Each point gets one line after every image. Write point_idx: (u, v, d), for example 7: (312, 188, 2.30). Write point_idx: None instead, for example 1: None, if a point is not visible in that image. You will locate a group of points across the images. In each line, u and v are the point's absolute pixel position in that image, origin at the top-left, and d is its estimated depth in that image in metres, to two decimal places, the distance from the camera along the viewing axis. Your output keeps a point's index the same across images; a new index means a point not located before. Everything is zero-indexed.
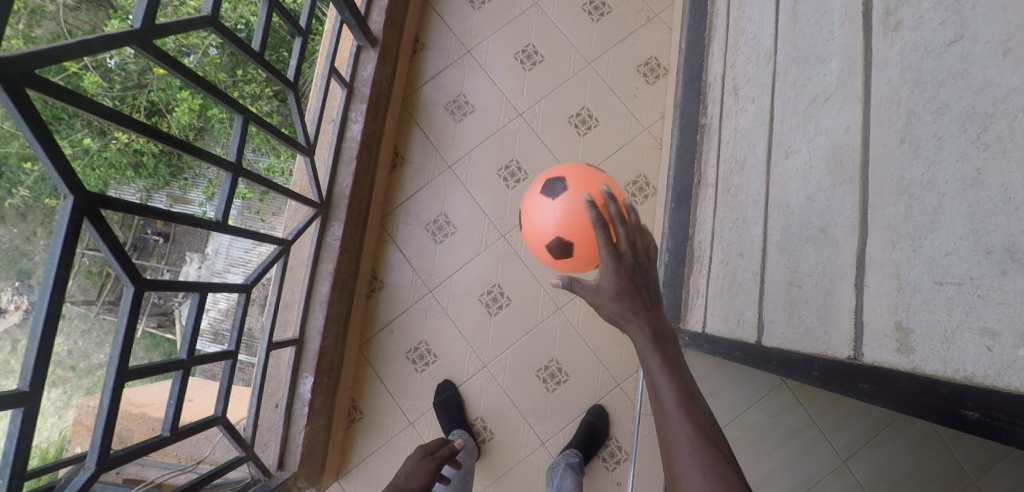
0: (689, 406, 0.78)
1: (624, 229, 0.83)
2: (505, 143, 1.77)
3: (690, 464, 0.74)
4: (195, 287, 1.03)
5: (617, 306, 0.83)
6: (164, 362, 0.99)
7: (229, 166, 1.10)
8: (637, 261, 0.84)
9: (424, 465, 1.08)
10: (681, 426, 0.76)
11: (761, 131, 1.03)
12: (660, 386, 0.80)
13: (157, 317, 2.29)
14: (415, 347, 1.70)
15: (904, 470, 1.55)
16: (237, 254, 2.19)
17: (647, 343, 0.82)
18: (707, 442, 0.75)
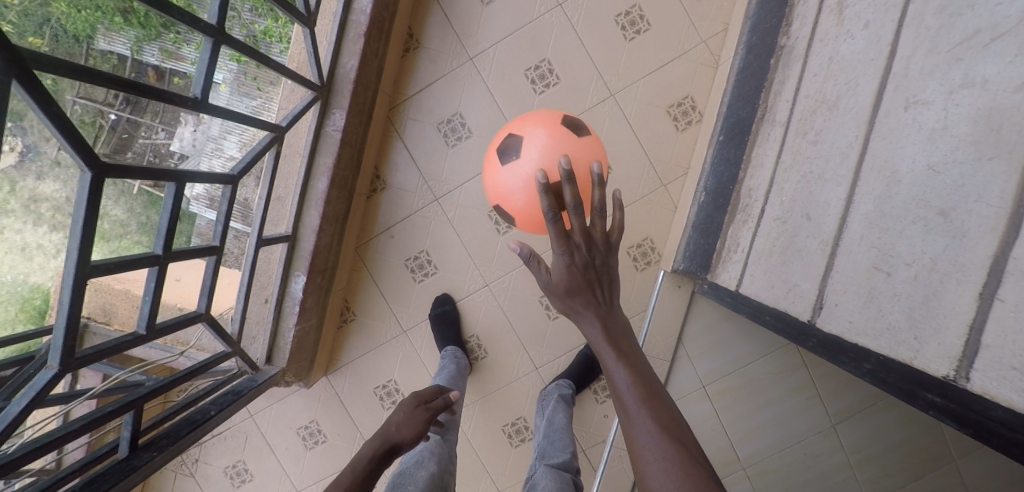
0: (652, 404, 0.75)
1: (580, 220, 0.71)
2: (540, 37, 1.50)
3: (655, 465, 0.71)
4: (171, 175, 0.84)
5: (569, 301, 0.79)
6: (139, 256, 0.80)
7: (208, 30, 0.89)
8: (597, 252, 0.76)
9: (420, 414, 1.05)
10: (644, 424, 0.73)
11: (870, 68, 0.82)
12: (620, 384, 0.77)
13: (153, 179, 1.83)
14: (415, 256, 1.58)
15: (890, 440, 1.50)
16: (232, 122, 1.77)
17: (599, 338, 0.79)
18: (670, 436, 0.72)
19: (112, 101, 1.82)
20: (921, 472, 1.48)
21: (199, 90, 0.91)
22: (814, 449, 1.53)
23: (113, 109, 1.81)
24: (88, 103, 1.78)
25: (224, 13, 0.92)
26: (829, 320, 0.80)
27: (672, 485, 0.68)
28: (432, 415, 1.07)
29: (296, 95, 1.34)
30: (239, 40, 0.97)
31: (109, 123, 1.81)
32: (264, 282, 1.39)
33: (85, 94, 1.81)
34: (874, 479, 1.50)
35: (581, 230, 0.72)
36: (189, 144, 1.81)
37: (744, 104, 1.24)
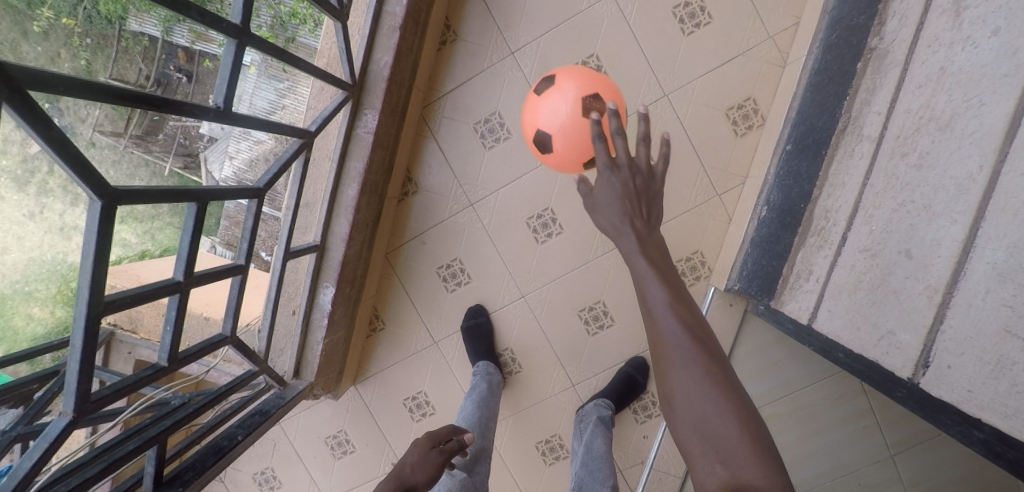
0: (680, 306, 0.63)
1: (625, 142, 0.66)
2: (588, 29, 1.38)
3: (682, 368, 0.59)
4: (194, 196, 0.77)
5: (614, 213, 0.67)
6: (157, 287, 0.74)
7: (231, 31, 0.78)
8: (640, 173, 0.68)
9: (433, 457, 0.97)
10: (673, 328, 0.61)
11: (1002, 83, 0.69)
12: (646, 285, 0.64)
13: (183, 159, 1.84)
14: (448, 264, 1.50)
15: (953, 473, 1.32)
16: (260, 105, 1.71)
17: (633, 246, 0.66)
18: (702, 346, 0.60)
19: (145, 84, 1.90)
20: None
21: (221, 99, 0.80)
22: (870, 480, 1.37)
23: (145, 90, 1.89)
24: (124, 84, 1.90)
25: (249, 9, 0.81)
26: (939, 384, 0.70)
27: (700, 390, 0.58)
28: (445, 458, 0.98)
29: (326, 94, 1.25)
30: (266, 41, 0.86)
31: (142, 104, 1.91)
32: (292, 292, 1.34)
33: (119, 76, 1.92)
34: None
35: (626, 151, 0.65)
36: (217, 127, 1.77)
37: (820, 112, 1.11)
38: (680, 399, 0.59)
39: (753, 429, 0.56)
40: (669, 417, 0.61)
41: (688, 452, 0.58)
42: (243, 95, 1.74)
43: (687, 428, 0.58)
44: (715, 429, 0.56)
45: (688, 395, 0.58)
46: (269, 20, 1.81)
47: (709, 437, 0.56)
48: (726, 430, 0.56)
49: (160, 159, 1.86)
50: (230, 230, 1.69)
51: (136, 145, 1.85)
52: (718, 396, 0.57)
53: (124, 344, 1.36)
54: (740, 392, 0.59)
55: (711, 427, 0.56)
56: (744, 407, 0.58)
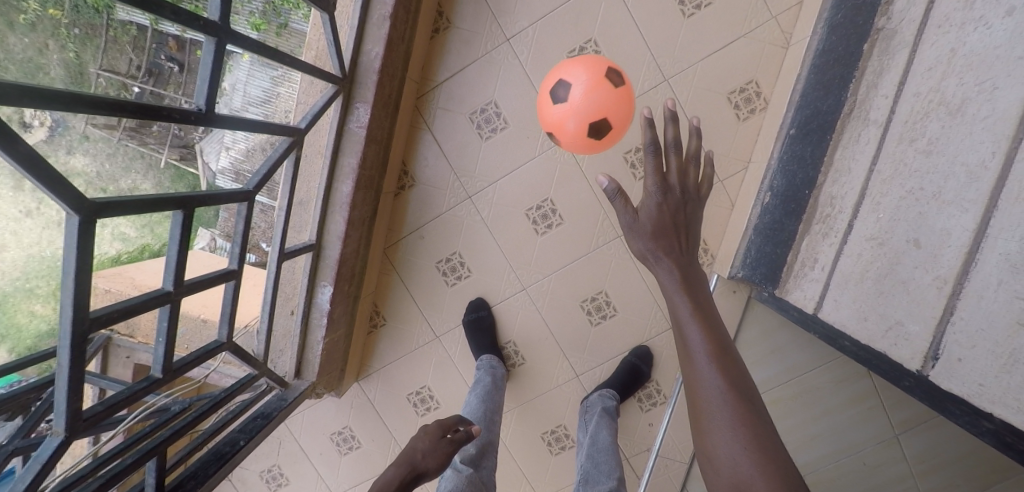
0: (722, 359, 0.64)
1: (675, 157, 0.73)
2: (585, 12, 1.34)
3: (719, 418, 0.60)
4: (176, 203, 0.76)
5: (648, 243, 0.72)
6: (147, 299, 0.76)
7: (209, 29, 0.75)
8: (686, 195, 0.74)
9: (444, 446, 0.98)
10: (711, 377, 0.62)
11: (1016, 67, 0.66)
12: (690, 336, 0.66)
13: (179, 150, 1.77)
14: (447, 258, 1.48)
15: (958, 449, 1.28)
16: (254, 94, 1.66)
17: (676, 287, 0.70)
18: (742, 399, 0.61)
19: (135, 74, 1.74)
20: (992, 483, 1.25)
21: (202, 101, 0.78)
22: (874, 460, 1.34)
23: (136, 82, 1.73)
24: (114, 75, 1.72)
25: (227, 5, 0.78)
26: (950, 377, 0.68)
27: (737, 442, 0.59)
28: (455, 448, 0.99)
29: (316, 88, 1.22)
30: (247, 38, 0.83)
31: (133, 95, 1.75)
32: (289, 292, 1.33)
33: (109, 67, 1.73)
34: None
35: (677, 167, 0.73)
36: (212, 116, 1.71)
37: (825, 95, 1.07)
38: (715, 450, 0.60)
39: (791, 490, 0.56)
40: (705, 466, 0.62)
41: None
42: (234, 82, 1.68)
43: (724, 480, 0.59)
44: (749, 483, 0.57)
45: (727, 447, 0.59)
46: (260, 6, 1.72)
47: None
48: (763, 488, 0.56)
49: (154, 151, 1.74)
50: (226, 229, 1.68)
51: (130, 138, 1.72)
52: (754, 450, 0.58)
53: (121, 349, 1.37)
54: (780, 452, 0.59)
55: (747, 483, 0.57)
56: (782, 464, 0.57)
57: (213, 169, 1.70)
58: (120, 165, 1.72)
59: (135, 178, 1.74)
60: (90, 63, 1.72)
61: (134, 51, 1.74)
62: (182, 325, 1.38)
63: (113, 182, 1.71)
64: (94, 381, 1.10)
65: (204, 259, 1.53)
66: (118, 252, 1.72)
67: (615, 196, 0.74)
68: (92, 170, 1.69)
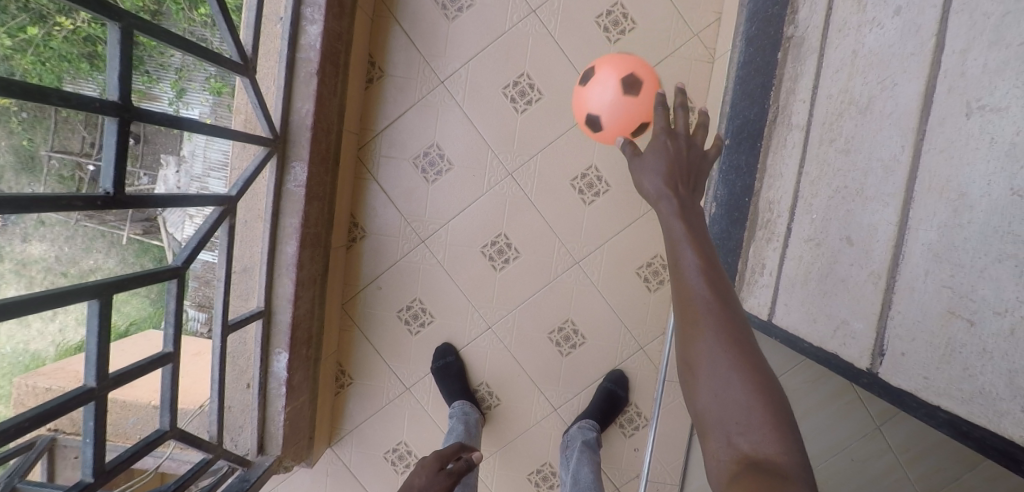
0: (714, 277, 0.55)
1: (687, 114, 0.65)
2: (516, 48, 1.36)
3: (706, 329, 0.52)
4: (90, 292, 0.73)
5: (657, 177, 0.62)
6: (66, 401, 0.72)
7: (110, 110, 0.73)
8: (694, 151, 0.64)
9: (440, 481, 0.95)
10: (700, 290, 0.54)
11: (909, 64, 0.69)
12: (681, 251, 0.57)
13: (142, 224, 1.50)
14: (408, 306, 1.45)
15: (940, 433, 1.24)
16: (215, 158, 1.47)
17: (674, 211, 0.59)
18: (732, 317, 0.53)
19: (89, 152, 1.41)
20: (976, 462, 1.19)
21: (111, 184, 0.75)
22: (860, 454, 1.28)
23: (90, 160, 1.40)
24: (67, 155, 1.38)
25: (127, 83, 0.76)
26: (897, 373, 0.68)
27: (725, 358, 0.51)
28: (454, 481, 0.97)
29: (249, 152, 1.20)
30: (155, 112, 0.81)
31: (89, 175, 1.42)
32: (243, 365, 1.28)
33: (61, 146, 1.38)
34: (929, 479, 1.23)
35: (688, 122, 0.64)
36: (173, 186, 1.47)
37: (751, 104, 1.10)
38: (698, 362, 0.52)
39: (777, 407, 0.49)
40: (685, 382, 0.54)
41: (701, 420, 0.52)
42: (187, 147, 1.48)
43: (704, 394, 0.51)
44: (732, 396, 0.50)
45: (713, 365, 0.51)
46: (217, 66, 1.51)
47: (727, 406, 0.50)
48: (745, 399, 0.49)
49: (116, 229, 1.47)
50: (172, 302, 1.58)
51: (90, 218, 1.45)
52: (740, 366, 0.51)
53: (69, 449, 1.28)
54: (772, 378, 0.51)
55: (729, 395, 0.50)
56: (769, 381, 0.51)
57: (177, 238, 1.54)
58: (81, 245, 1.43)
59: (97, 258, 1.45)
60: (42, 146, 1.36)
61: (85, 127, 1.40)
62: (132, 414, 1.31)
63: (74, 265, 1.42)
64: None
65: (153, 337, 1.46)
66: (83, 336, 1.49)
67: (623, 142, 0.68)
68: (53, 255, 1.38)
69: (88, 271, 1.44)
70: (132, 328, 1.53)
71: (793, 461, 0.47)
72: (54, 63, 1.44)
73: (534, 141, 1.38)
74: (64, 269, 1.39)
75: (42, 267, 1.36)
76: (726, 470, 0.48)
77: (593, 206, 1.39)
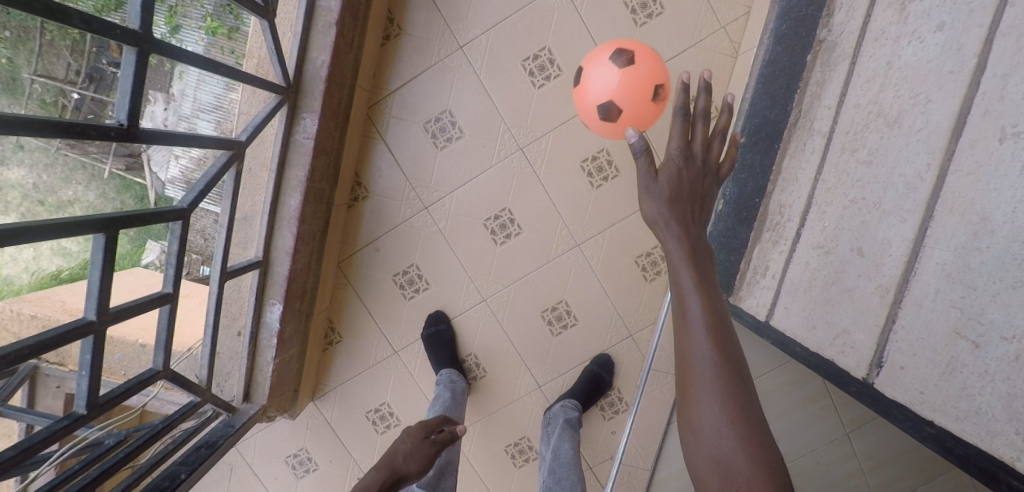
0: (718, 331, 0.58)
1: (704, 128, 0.66)
2: (538, 21, 1.33)
3: (708, 388, 0.56)
4: (96, 224, 0.70)
5: (665, 210, 0.64)
6: (64, 332, 0.71)
7: (129, 38, 0.69)
8: (707, 170, 0.66)
9: (426, 448, 0.97)
10: (703, 348, 0.57)
11: (947, 81, 0.68)
12: (687, 304, 0.60)
13: (125, 159, 1.42)
14: (404, 271, 1.44)
15: (905, 444, 1.28)
16: (206, 99, 1.41)
17: (682, 255, 0.62)
18: (734, 376, 0.56)
19: (74, 79, 1.30)
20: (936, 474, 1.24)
21: (124, 116, 0.72)
22: (826, 457, 1.32)
23: (75, 88, 1.30)
24: (50, 80, 1.27)
25: (148, 12, 0.72)
26: (893, 385, 0.70)
27: (721, 419, 0.54)
28: (438, 450, 0.98)
29: (259, 98, 1.16)
30: (173, 45, 0.77)
31: (73, 105, 1.31)
32: (235, 313, 1.26)
33: (45, 71, 1.27)
34: (888, 487, 1.28)
35: (705, 138, 0.65)
36: (160, 123, 1.42)
37: (772, 105, 1.10)
38: (699, 422, 0.55)
39: (774, 471, 0.52)
40: (687, 438, 0.57)
41: (702, 480, 0.55)
42: (183, 84, 1.41)
43: (703, 454, 0.55)
44: (730, 459, 0.53)
45: (711, 426, 0.54)
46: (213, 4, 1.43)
47: (725, 468, 0.53)
48: (745, 464, 0.52)
49: (97, 161, 1.40)
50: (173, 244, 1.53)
51: (70, 147, 1.38)
52: (739, 428, 0.54)
53: (51, 378, 1.27)
54: (767, 437, 0.54)
55: (728, 457, 0.53)
56: (768, 446, 0.53)
57: (161, 179, 1.43)
58: (60, 175, 1.35)
59: (76, 190, 1.38)
60: (24, 67, 1.26)
61: (73, 52, 1.29)
62: (119, 350, 1.29)
63: (52, 195, 1.34)
64: (18, 416, 0.99)
65: (143, 276, 1.43)
66: (60, 267, 1.42)
67: (641, 154, 0.65)
68: (31, 182, 1.33)
69: (67, 202, 1.37)
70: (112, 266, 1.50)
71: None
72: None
73: (548, 119, 1.36)
74: (41, 197, 1.33)
75: (18, 193, 1.32)
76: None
77: (600, 190, 1.38)
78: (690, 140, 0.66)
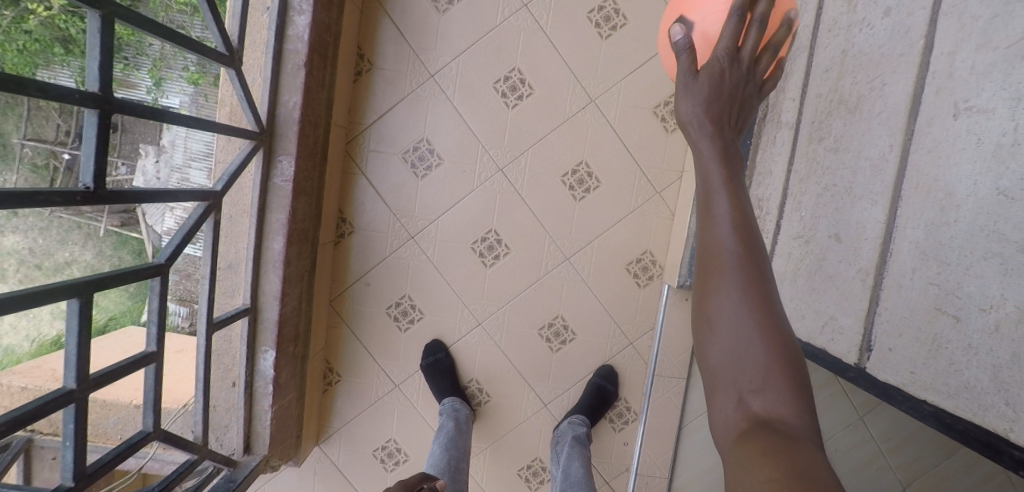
0: (744, 225, 0.51)
1: (758, 34, 0.60)
2: (505, 43, 1.35)
3: (730, 281, 0.49)
4: (69, 290, 0.70)
5: (700, 104, 0.59)
6: (44, 403, 0.71)
7: (89, 102, 0.70)
8: (750, 79, 0.61)
9: None
10: (728, 238, 0.50)
11: (899, 64, 0.70)
12: (715, 201, 0.53)
13: (119, 216, 1.45)
14: (397, 302, 1.44)
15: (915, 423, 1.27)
16: (196, 148, 1.44)
17: (714, 153, 0.57)
18: (759, 269, 0.49)
19: (64, 140, 1.32)
20: (954, 450, 1.25)
21: (90, 179, 0.73)
22: (844, 444, 1.28)
23: (66, 148, 1.32)
24: (41, 142, 1.28)
25: (107, 74, 0.73)
26: (884, 369, 0.69)
27: (744, 308, 0.48)
28: None
29: (234, 145, 1.18)
30: (135, 103, 0.78)
31: (64, 165, 1.34)
32: (228, 363, 1.26)
33: (34, 134, 1.28)
34: (910, 467, 1.26)
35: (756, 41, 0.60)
36: (152, 177, 1.42)
37: None
38: (717, 315, 0.48)
39: (793, 366, 0.46)
40: (699, 335, 0.50)
41: (713, 378, 0.49)
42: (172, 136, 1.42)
43: (718, 350, 0.48)
44: (748, 350, 0.47)
45: (731, 316, 0.48)
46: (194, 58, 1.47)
47: (741, 361, 0.47)
48: (763, 358, 0.46)
49: (92, 219, 1.42)
50: (185, 282, 1.48)
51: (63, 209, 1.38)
52: (761, 325, 0.47)
53: (46, 450, 1.25)
54: (790, 336, 0.48)
55: (745, 349, 0.47)
56: (793, 345, 0.47)
57: (157, 231, 1.50)
58: (56, 237, 1.34)
59: (73, 251, 1.36)
60: (14, 133, 1.27)
61: (61, 114, 1.34)
62: (113, 414, 1.27)
63: (49, 257, 1.32)
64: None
65: (134, 334, 1.42)
66: (60, 331, 1.42)
67: (684, 54, 0.63)
68: (26, 246, 1.29)
69: (64, 264, 1.35)
70: (111, 324, 1.47)
71: (804, 424, 0.44)
72: (28, 46, 1.41)
73: (525, 137, 1.38)
74: (37, 262, 1.29)
75: (14, 260, 1.26)
76: (734, 427, 0.46)
77: (583, 202, 1.39)
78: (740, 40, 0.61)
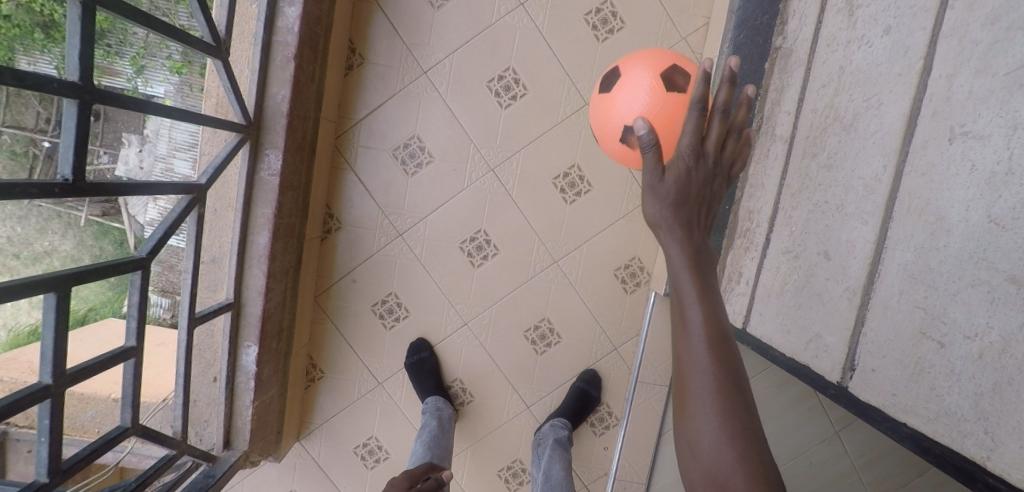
0: (718, 344, 0.55)
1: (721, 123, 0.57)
2: (500, 42, 1.33)
3: (706, 405, 0.53)
4: (46, 284, 0.68)
5: (669, 214, 0.58)
6: (19, 399, 0.68)
7: (70, 91, 0.67)
8: (717, 171, 0.59)
9: None
10: (702, 359, 0.54)
11: (896, 84, 0.69)
12: (687, 314, 0.56)
13: (100, 205, 1.37)
14: (383, 300, 1.42)
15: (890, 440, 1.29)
16: (180, 137, 1.39)
17: (684, 263, 0.58)
18: (733, 390, 0.54)
19: (44, 128, 1.28)
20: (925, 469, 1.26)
21: (69, 170, 0.70)
22: (819, 458, 1.30)
23: (46, 136, 1.27)
24: (19, 130, 1.25)
25: (89, 63, 0.70)
26: (866, 388, 0.69)
27: (720, 432, 0.52)
28: None
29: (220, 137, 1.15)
30: (117, 93, 0.75)
31: (45, 153, 1.29)
32: (210, 358, 1.24)
33: (12, 121, 1.25)
34: (882, 483, 1.28)
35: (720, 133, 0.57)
36: (135, 167, 1.39)
37: None
38: (697, 437, 0.53)
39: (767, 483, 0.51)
40: (683, 450, 0.56)
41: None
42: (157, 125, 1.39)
43: (700, 470, 0.53)
44: (727, 473, 0.51)
45: (709, 439, 0.52)
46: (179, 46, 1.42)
47: (721, 481, 0.51)
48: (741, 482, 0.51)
49: (72, 208, 1.36)
50: (168, 273, 1.43)
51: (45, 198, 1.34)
52: (736, 447, 0.52)
53: (22, 443, 1.23)
54: (764, 448, 0.53)
55: (723, 474, 0.51)
56: (765, 461, 0.52)
57: (139, 221, 1.40)
58: (35, 226, 1.32)
59: (52, 240, 1.33)
60: None
61: (40, 101, 1.28)
62: (91, 407, 1.25)
63: (28, 247, 1.30)
64: None
65: (114, 327, 1.39)
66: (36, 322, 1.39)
67: (649, 149, 0.57)
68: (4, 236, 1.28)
69: (43, 254, 1.32)
70: (92, 314, 1.44)
71: None
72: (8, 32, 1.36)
73: (518, 137, 1.36)
74: (16, 251, 1.29)
75: None
76: None
77: (574, 206, 1.38)
78: (703, 136, 0.58)
